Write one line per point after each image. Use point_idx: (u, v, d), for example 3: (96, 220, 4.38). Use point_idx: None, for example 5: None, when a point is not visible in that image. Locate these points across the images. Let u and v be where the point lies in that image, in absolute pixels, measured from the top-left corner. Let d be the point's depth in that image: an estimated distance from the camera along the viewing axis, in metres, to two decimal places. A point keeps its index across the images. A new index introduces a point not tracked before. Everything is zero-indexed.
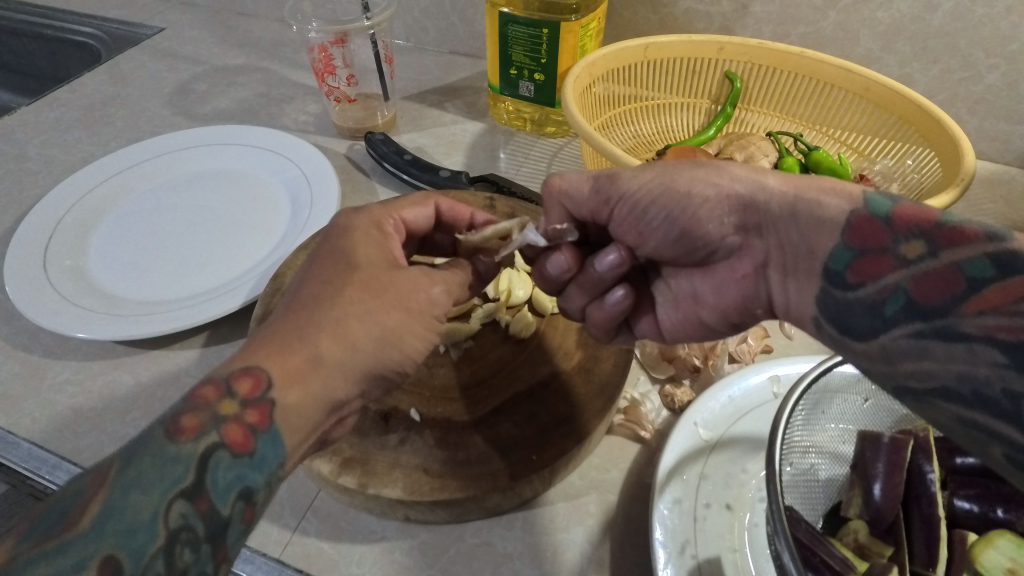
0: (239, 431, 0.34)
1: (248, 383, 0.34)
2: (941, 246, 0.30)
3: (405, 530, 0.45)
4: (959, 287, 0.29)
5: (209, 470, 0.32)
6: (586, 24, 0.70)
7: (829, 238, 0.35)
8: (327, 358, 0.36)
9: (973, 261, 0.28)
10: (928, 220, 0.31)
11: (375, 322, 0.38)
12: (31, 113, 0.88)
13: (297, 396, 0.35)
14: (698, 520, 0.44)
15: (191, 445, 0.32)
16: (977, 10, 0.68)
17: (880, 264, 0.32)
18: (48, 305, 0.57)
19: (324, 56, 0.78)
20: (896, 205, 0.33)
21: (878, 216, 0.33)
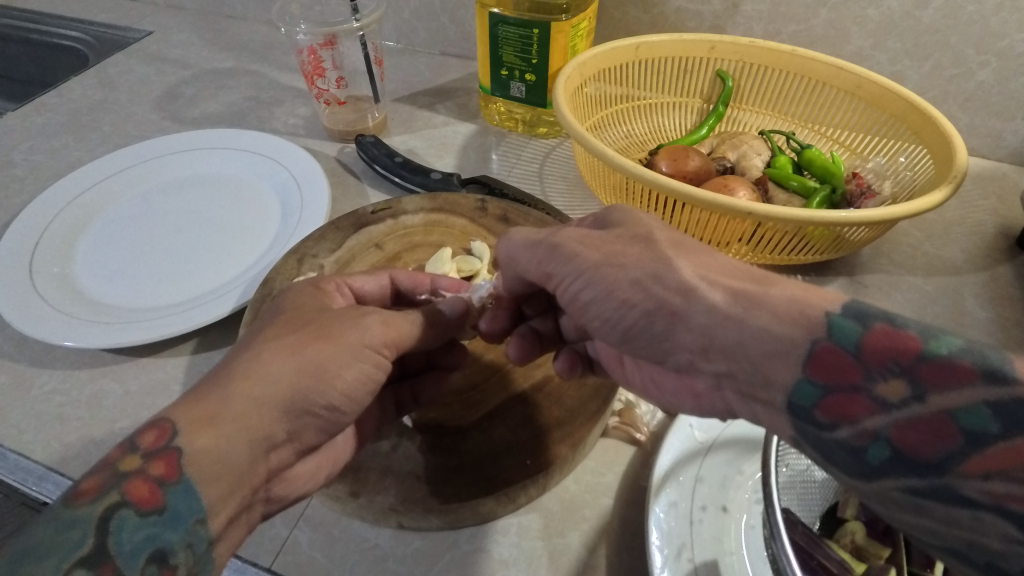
0: (146, 487, 0.33)
1: (151, 436, 0.33)
2: (927, 388, 0.23)
3: (398, 537, 0.45)
4: (957, 441, 0.23)
5: (111, 533, 0.31)
6: (576, 24, 0.70)
7: (785, 371, 0.27)
8: (241, 398, 0.35)
9: (969, 408, 0.22)
10: (910, 350, 0.24)
11: (293, 354, 0.38)
12: (17, 119, 0.87)
13: (207, 439, 0.34)
14: (694, 523, 0.44)
15: (90, 507, 0.31)
16: (967, 7, 0.68)
17: (854, 404, 0.25)
18: (34, 313, 0.56)
19: (314, 58, 0.77)
20: (865, 332, 0.25)
21: (844, 345, 0.26)
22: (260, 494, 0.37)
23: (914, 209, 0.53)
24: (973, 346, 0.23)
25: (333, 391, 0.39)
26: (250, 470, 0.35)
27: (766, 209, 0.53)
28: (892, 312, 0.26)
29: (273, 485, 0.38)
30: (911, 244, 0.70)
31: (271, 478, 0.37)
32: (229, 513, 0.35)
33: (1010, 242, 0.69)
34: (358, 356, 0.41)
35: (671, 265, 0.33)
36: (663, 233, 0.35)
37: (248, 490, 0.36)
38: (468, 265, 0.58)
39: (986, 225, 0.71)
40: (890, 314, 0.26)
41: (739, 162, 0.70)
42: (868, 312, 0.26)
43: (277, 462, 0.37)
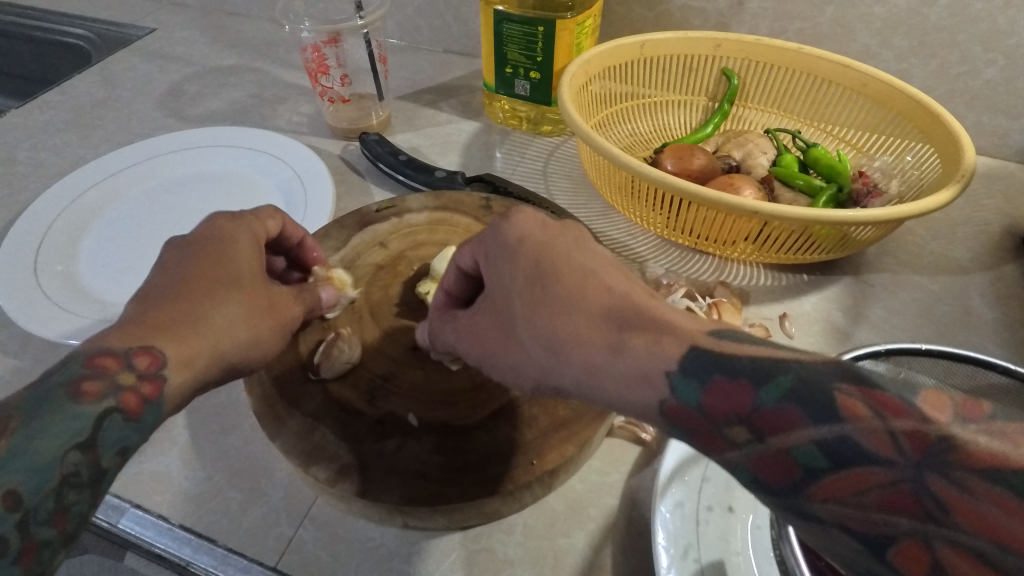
0: (134, 399, 0.37)
1: (146, 360, 0.38)
2: (765, 433, 0.25)
3: (404, 537, 0.45)
4: (798, 473, 0.24)
5: (102, 429, 0.35)
6: (581, 21, 0.70)
7: (647, 402, 0.29)
8: (213, 350, 0.41)
9: (804, 447, 0.24)
10: (744, 402, 0.26)
11: (253, 324, 0.44)
12: (20, 116, 0.87)
13: (186, 379, 0.39)
14: (700, 523, 0.44)
15: (92, 406, 0.35)
16: (975, 5, 0.68)
17: (713, 443, 0.27)
18: (40, 311, 0.56)
19: (317, 56, 0.77)
20: (705, 388, 0.27)
21: (688, 403, 0.28)
22: None
23: (922, 208, 0.53)
24: (805, 383, 0.24)
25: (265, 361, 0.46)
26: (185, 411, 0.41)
27: (772, 208, 0.53)
28: (732, 355, 0.28)
29: None
30: (917, 243, 0.70)
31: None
32: None
33: (1016, 241, 0.69)
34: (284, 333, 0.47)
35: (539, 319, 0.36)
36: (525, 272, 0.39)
37: None
38: None
39: (992, 224, 0.71)
40: (725, 360, 0.27)
41: (744, 161, 0.70)
42: (713, 361, 0.28)
43: None
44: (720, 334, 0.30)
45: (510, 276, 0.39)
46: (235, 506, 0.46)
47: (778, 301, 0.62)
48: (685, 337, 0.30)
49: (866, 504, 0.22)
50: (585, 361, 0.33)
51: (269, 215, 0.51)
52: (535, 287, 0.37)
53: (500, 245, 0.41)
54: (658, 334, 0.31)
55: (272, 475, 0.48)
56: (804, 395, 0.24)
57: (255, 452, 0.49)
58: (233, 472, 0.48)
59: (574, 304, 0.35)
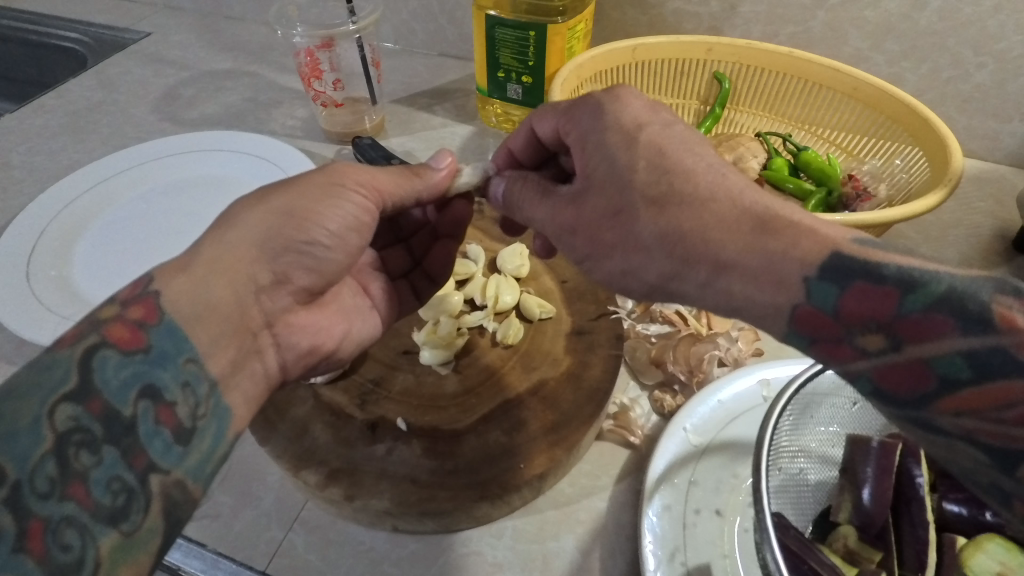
0: (125, 329, 0.36)
1: (127, 288, 0.38)
2: (904, 340, 0.29)
3: (394, 540, 0.45)
4: (929, 382, 0.29)
5: (95, 370, 0.34)
6: (573, 26, 0.70)
7: (779, 325, 0.33)
8: (211, 245, 0.39)
9: (941, 356, 0.28)
10: (886, 310, 0.30)
11: (262, 202, 0.41)
12: (16, 120, 0.87)
13: (181, 281, 0.38)
14: (687, 527, 0.44)
15: (70, 350, 0.34)
16: (965, 9, 0.68)
17: (839, 351, 0.32)
18: (34, 317, 0.57)
19: (311, 60, 0.77)
20: (843, 294, 0.31)
21: (823, 308, 0.31)
22: (268, 339, 0.42)
23: (910, 212, 0.53)
24: (940, 298, 0.28)
25: (314, 229, 0.41)
26: (241, 312, 0.40)
27: None
28: (873, 262, 0.31)
29: (279, 330, 0.43)
30: (908, 246, 0.70)
31: (270, 319, 0.42)
32: (230, 357, 0.39)
33: (1007, 244, 0.69)
34: (328, 190, 0.42)
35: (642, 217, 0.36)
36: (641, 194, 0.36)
37: (247, 332, 0.40)
38: (464, 269, 0.58)
39: (983, 227, 0.71)
40: (870, 268, 0.31)
41: (736, 164, 0.70)
42: (848, 270, 0.31)
43: (273, 304, 0.42)
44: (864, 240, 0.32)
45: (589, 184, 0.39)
46: (227, 510, 0.47)
47: None
48: (824, 245, 0.32)
49: (1005, 416, 0.27)
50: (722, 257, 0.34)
51: None
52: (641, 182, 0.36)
53: (600, 124, 0.40)
54: (796, 239, 0.33)
55: (263, 479, 0.48)
56: (944, 309, 0.28)
57: (248, 455, 0.50)
58: (225, 476, 0.49)
59: (701, 204, 0.35)
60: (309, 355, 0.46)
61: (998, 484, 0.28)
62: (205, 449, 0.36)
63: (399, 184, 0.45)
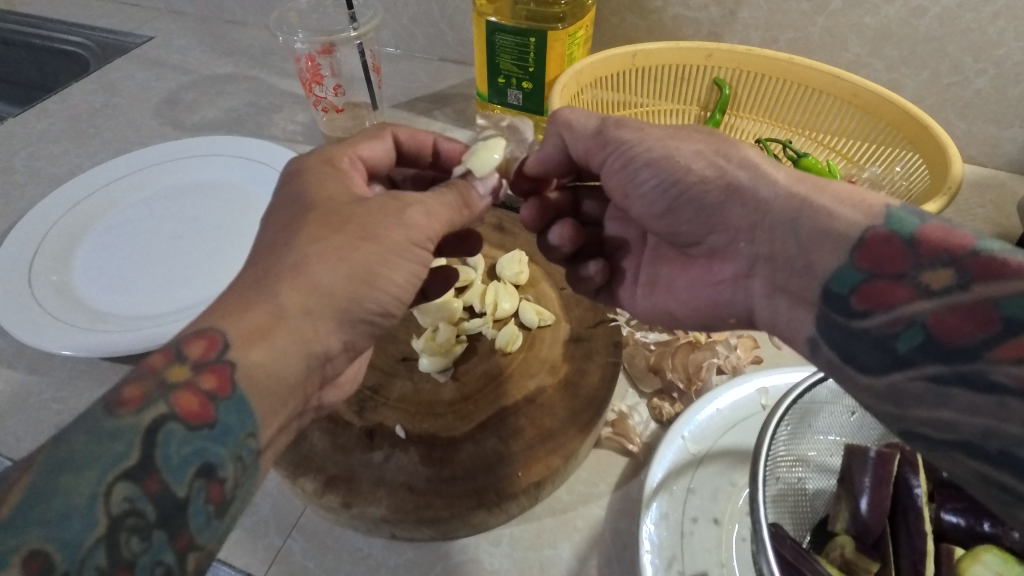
0: (194, 400, 0.32)
1: (201, 346, 0.33)
2: (972, 277, 0.30)
3: (392, 547, 0.45)
4: (983, 326, 0.29)
5: (158, 446, 0.30)
6: (572, 32, 0.70)
7: (834, 256, 0.35)
8: (294, 308, 0.35)
9: (1010, 296, 0.29)
10: (960, 247, 0.31)
11: (339, 258, 0.37)
12: (18, 124, 0.88)
13: (260, 354, 0.34)
14: (684, 535, 0.44)
15: (134, 417, 0.30)
16: (965, 15, 0.68)
17: (895, 292, 0.33)
18: (33, 322, 0.57)
19: (312, 65, 0.77)
20: (922, 226, 0.33)
21: (899, 235, 0.33)
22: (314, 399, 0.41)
23: None
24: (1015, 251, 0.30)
25: (383, 297, 0.39)
26: (305, 381, 0.37)
27: None
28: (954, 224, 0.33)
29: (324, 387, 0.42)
30: None
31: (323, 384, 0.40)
32: (280, 425, 0.36)
33: None
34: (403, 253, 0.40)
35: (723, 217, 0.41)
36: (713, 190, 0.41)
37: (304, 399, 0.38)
38: (462, 275, 0.58)
39: (983, 233, 0.71)
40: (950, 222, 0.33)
41: None
42: (927, 216, 0.34)
43: (331, 370, 0.40)
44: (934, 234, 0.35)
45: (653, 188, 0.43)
46: None
47: None
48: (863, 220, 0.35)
49: None
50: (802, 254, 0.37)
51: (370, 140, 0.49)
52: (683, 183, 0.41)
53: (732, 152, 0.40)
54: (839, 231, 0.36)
55: (262, 486, 0.48)
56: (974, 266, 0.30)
57: None
58: None
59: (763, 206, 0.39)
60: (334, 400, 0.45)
61: (1010, 450, 0.27)
62: (239, 517, 0.33)
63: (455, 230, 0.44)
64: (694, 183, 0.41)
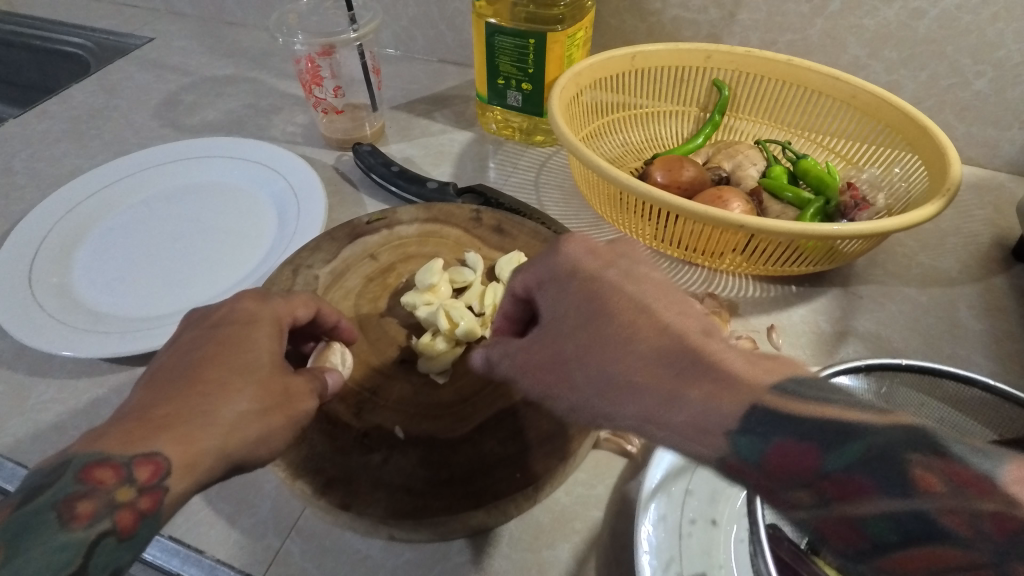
0: (130, 516, 0.34)
1: (147, 471, 0.34)
2: (833, 497, 0.25)
3: (390, 549, 0.45)
4: (864, 543, 0.24)
5: (92, 557, 0.33)
6: (572, 34, 0.70)
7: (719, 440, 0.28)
8: (214, 442, 0.37)
9: (875, 516, 0.24)
10: (810, 467, 0.25)
11: (260, 415, 0.39)
12: (18, 125, 0.88)
13: (184, 486, 0.36)
14: (683, 537, 0.44)
15: (83, 532, 0.33)
16: (964, 17, 0.68)
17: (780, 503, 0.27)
18: (34, 323, 0.57)
19: (311, 67, 0.78)
20: (767, 448, 0.26)
21: (748, 460, 0.27)
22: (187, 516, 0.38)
23: (909, 221, 0.53)
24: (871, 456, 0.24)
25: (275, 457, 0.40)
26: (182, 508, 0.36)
27: (761, 222, 0.53)
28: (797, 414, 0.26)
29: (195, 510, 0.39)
30: (906, 254, 0.70)
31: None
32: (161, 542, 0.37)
33: (1005, 252, 0.69)
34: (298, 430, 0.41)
35: (599, 358, 0.34)
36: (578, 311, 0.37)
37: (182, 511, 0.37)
38: (461, 277, 0.58)
39: (982, 235, 0.71)
40: (797, 423, 0.26)
41: (733, 172, 0.71)
42: (769, 426, 0.26)
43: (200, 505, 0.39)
44: (786, 386, 0.28)
45: (565, 305, 0.38)
46: (224, 519, 0.47)
47: (766, 312, 0.63)
48: (746, 392, 0.28)
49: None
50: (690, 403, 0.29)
51: (298, 301, 0.48)
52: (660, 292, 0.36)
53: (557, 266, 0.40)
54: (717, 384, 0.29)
55: (261, 488, 0.48)
56: (878, 469, 0.24)
57: None
58: (223, 484, 0.49)
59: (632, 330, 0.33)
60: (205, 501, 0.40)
61: None
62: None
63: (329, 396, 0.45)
64: (608, 292, 0.37)
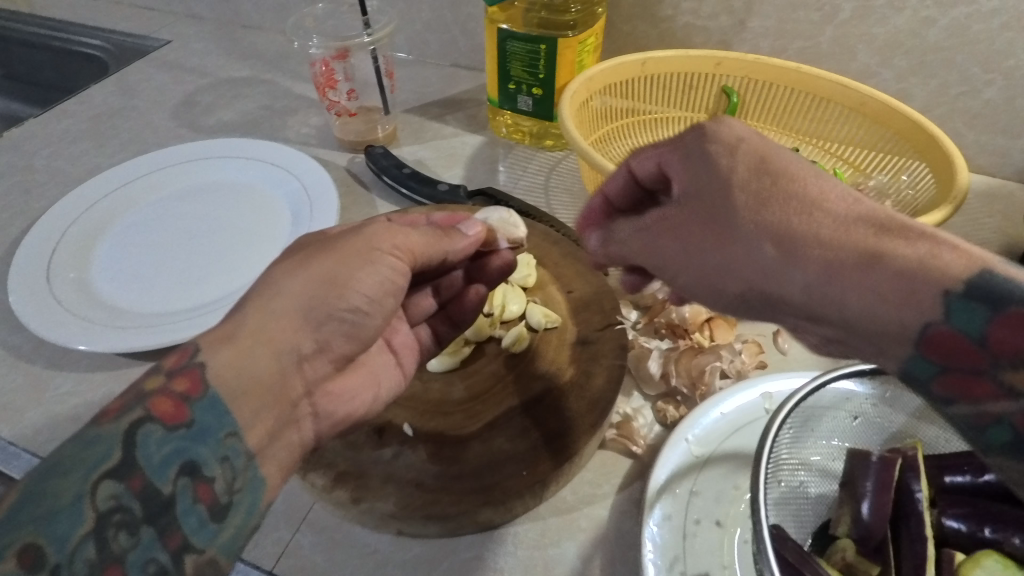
0: (169, 402, 0.35)
1: (175, 356, 0.37)
2: None
3: (398, 543, 0.46)
4: None
5: (137, 445, 0.33)
6: (583, 40, 0.71)
7: (919, 317, 0.29)
8: (256, 314, 0.39)
9: None
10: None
11: (301, 268, 0.41)
12: (39, 124, 0.90)
13: (226, 353, 0.37)
14: (688, 537, 0.44)
15: (114, 424, 0.34)
16: (974, 26, 0.69)
17: (977, 386, 0.29)
18: (54, 317, 0.58)
19: (326, 70, 0.79)
20: (988, 323, 0.28)
21: (967, 333, 0.28)
22: (306, 409, 0.41)
23: None
24: None
25: (353, 295, 0.41)
26: (285, 381, 0.39)
27: None
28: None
29: (318, 400, 0.42)
30: None
31: (311, 388, 0.41)
32: (271, 426, 0.38)
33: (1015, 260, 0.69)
34: (368, 256, 0.43)
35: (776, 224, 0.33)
36: (743, 190, 0.34)
37: (288, 405, 0.39)
38: None
39: (991, 243, 0.71)
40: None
41: None
42: (1000, 302, 0.27)
43: (312, 374, 0.41)
44: (985, 276, 0.28)
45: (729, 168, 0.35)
46: None
47: None
48: (938, 280, 0.28)
49: None
50: (887, 275, 0.29)
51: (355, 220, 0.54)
52: (748, 183, 0.34)
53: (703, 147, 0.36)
54: (927, 249, 0.29)
55: None
56: None
57: None
58: None
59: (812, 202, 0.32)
60: (344, 421, 0.44)
61: None
62: (238, 524, 0.35)
63: (430, 242, 0.47)
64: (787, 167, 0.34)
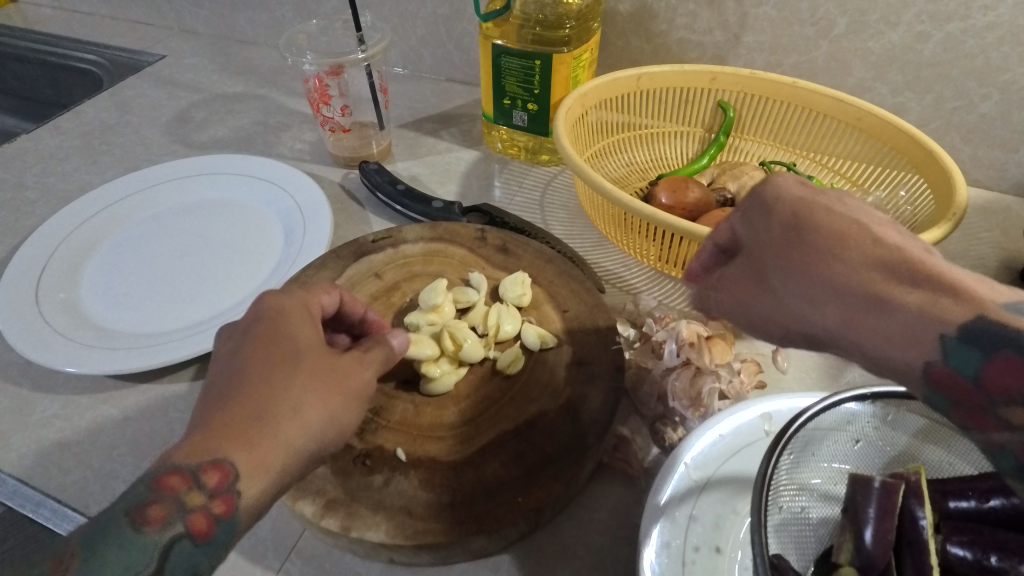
0: (203, 521, 0.35)
1: (215, 476, 0.35)
2: None
3: (390, 572, 0.45)
4: None
5: (169, 560, 0.34)
6: (577, 55, 0.71)
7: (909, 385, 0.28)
8: (288, 449, 0.37)
9: None
10: None
11: (330, 407, 0.40)
12: (31, 140, 0.89)
13: (261, 486, 0.36)
14: (686, 565, 0.43)
15: (158, 534, 0.34)
16: (969, 41, 0.68)
17: (980, 420, 0.26)
18: (40, 338, 0.57)
19: (320, 86, 0.78)
20: (988, 360, 0.25)
21: (963, 371, 0.26)
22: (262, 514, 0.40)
23: None
24: None
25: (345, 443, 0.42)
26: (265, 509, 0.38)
27: None
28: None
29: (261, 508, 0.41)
30: None
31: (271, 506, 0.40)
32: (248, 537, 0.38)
33: (1014, 275, 0.69)
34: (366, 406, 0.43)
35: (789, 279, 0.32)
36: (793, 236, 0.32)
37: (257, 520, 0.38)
38: (465, 296, 0.56)
39: (989, 258, 0.71)
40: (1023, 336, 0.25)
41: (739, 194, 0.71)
42: (1001, 334, 0.25)
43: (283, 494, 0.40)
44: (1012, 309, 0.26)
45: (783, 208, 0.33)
46: None
47: None
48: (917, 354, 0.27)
49: None
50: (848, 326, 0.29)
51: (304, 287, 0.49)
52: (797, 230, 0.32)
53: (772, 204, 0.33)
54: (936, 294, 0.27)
55: None
56: None
57: None
58: None
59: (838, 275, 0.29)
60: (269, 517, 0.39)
61: None
62: None
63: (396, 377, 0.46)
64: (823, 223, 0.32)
